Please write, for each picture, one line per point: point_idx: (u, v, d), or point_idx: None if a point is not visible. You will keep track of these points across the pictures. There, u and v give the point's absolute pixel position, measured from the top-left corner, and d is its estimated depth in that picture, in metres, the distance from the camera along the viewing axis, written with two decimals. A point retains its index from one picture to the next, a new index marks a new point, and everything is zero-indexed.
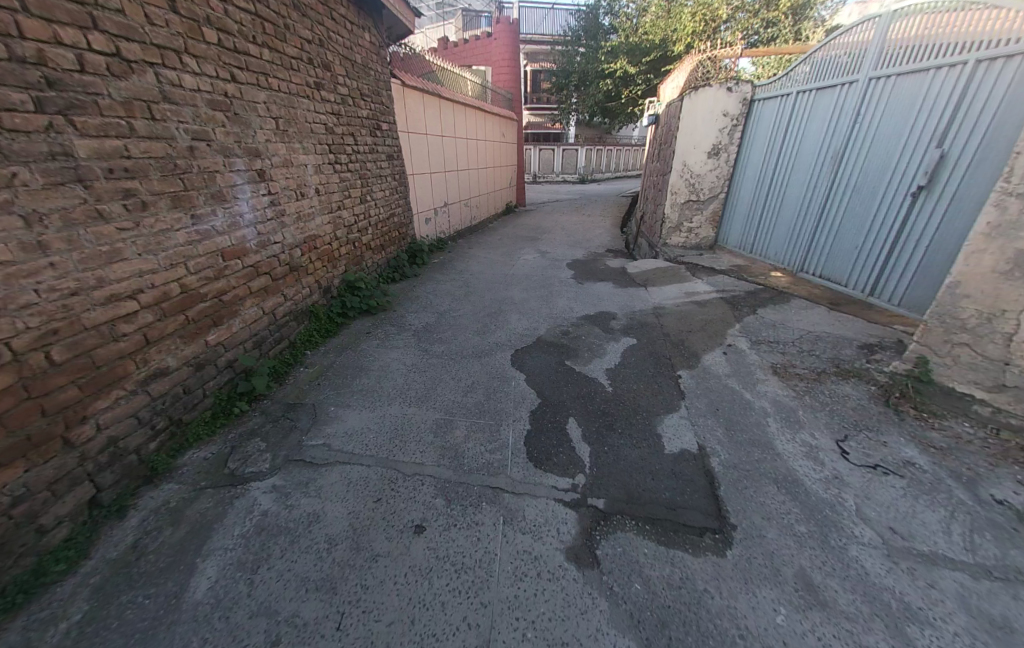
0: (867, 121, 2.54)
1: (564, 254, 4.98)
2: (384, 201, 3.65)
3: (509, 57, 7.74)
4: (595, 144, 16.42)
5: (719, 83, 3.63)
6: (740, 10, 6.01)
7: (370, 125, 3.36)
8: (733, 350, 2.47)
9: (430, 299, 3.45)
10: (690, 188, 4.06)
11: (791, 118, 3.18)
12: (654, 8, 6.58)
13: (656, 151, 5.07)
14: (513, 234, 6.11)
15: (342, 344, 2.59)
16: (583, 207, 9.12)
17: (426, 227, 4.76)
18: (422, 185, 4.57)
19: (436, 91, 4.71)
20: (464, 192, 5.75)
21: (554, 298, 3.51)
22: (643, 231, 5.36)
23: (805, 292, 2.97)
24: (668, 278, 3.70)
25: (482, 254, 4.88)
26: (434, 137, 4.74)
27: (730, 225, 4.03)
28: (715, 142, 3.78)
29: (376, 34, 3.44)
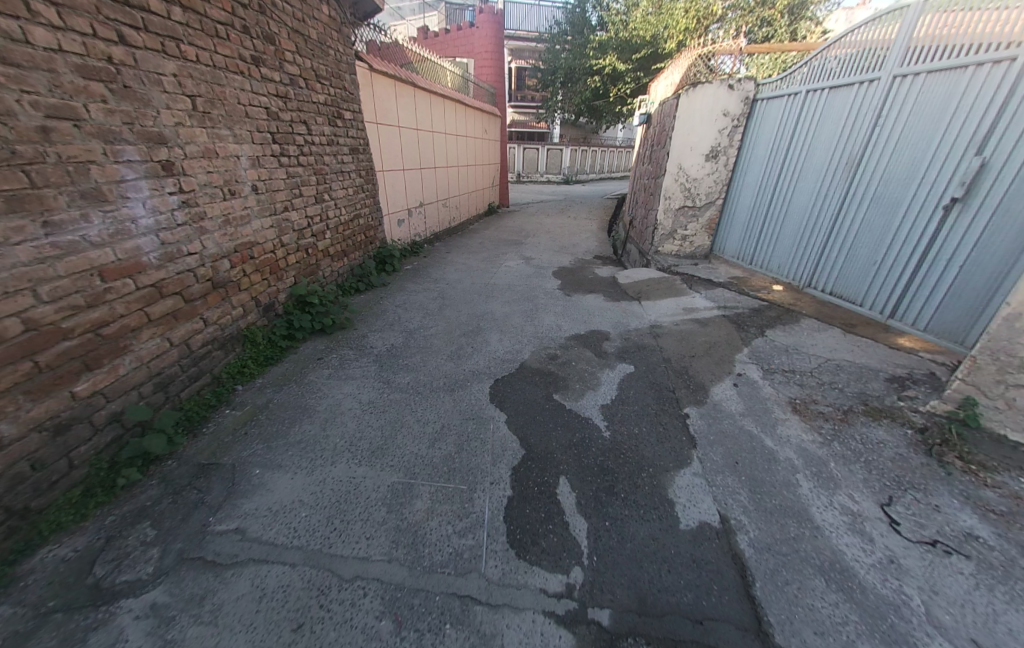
0: (889, 124, 2.28)
1: (550, 260, 4.62)
2: (346, 200, 3.17)
3: (493, 50, 7.31)
4: (580, 145, 16.19)
5: (719, 80, 3.33)
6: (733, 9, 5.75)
7: (328, 112, 2.86)
8: (744, 381, 2.16)
9: (398, 314, 3.01)
10: (685, 192, 3.76)
11: (801, 119, 2.90)
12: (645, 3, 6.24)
13: (648, 152, 4.76)
14: (495, 237, 5.70)
15: (283, 376, 2.12)
16: (569, 209, 8.80)
17: (399, 229, 4.29)
18: (395, 184, 4.11)
19: (413, 79, 4.23)
20: (442, 191, 5.30)
21: (540, 313, 3.13)
22: (633, 236, 5.05)
23: (814, 310, 2.71)
24: (664, 290, 3.38)
25: (460, 260, 4.45)
26: (409, 131, 4.27)
27: (729, 233, 3.76)
28: (714, 144, 3.50)
29: (337, 8, 2.95)
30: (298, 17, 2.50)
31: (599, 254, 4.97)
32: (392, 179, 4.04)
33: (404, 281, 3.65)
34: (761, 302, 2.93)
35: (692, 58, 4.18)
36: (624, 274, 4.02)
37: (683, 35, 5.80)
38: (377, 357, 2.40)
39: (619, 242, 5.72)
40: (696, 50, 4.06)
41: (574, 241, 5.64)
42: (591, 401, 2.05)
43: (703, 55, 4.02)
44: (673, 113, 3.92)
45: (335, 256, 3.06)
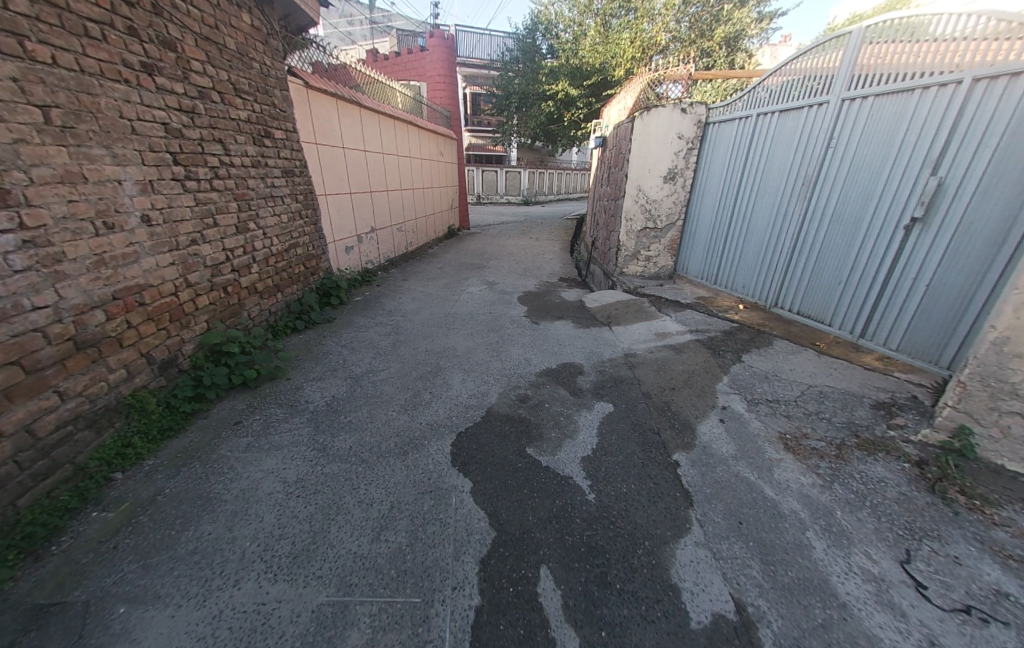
0: (842, 146, 2.31)
1: (513, 284, 4.39)
2: (279, 228, 2.77)
3: (445, 73, 7.23)
4: (537, 168, 16.58)
5: (672, 103, 3.32)
6: (674, 41, 6.06)
7: (252, 131, 2.48)
8: (730, 415, 1.99)
9: (342, 356, 2.60)
10: (646, 213, 3.72)
11: (753, 141, 2.94)
12: (592, 33, 6.44)
13: (605, 174, 4.75)
14: (455, 261, 5.42)
15: (184, 453, 1.67)
16: (530, 230, 8.76)
17: (347, 258, 3.90)
18: (341, 209, 3.74)
19: (360, 99, 3.95)
20: (396, 216, 4.97)
21: (506, 346, 2.85)
22: (596, 257, 4.97)
23: (784, 331, 2.66)
24: (634, 314, 3.24)
25: (418, 288, 4.11)
26: (357, 153, 3.95)
27: (690, 252, 3.74)
28: (671, 166, 3.49)
29: (264, 17, 2.62)
30: (211, 22, 2.14)
31: (564, 276, 4.83)
32: (338, 204, 3.68)
33: (353, 316, 3.25)
34: (732, 324, 2.85)
35: (643, 84, 4.24)
36: (592, 297, 3.87)
37: (630, 64, 6.00)
38: (312, 414, 1.99)
39: (583, 263, 5.64)
40: (647, 76, 4.13)
41: (538, 263, 5.49)
42: (569, 452, 1.77)
43: (654, 80, 4.08)
44: (628, 135, 3.90)
45: (265, 292, 2.63)
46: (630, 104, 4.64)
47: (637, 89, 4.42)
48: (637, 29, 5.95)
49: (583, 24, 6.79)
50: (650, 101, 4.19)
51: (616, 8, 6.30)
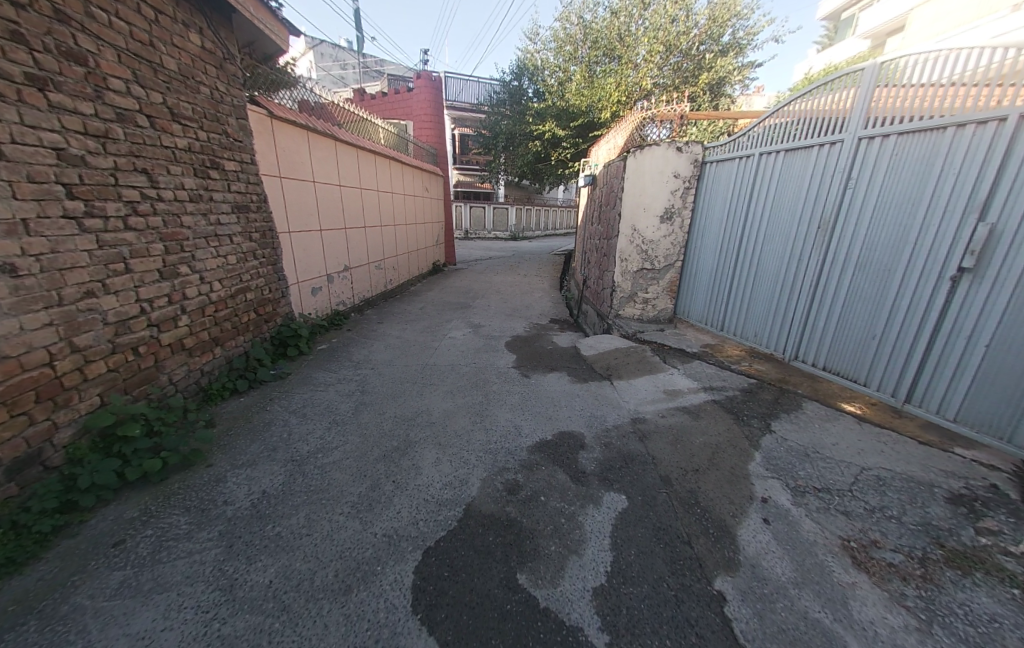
0: (862, 187, 2.09)
1: (500, 327, 4.01)
2: (223, 271, 2.36)
3: (432, 113, 7.22)
4: (524, 204, 16.83)
5: (667, 142, 3.15)
6: (659, 87, 6.14)
7: (193, 160, 2.13)
8: (774, 512, 1.56)
9: (287, 428, 2.10)
10: (644, 253, 3.45)
11: (757, 181, 2.74)
12: (576, 80, 6.37)
13: (596, 211, 4.54)
14: (438, 300, 5.02)
15: (16, 607, 1.11)
16: (518, 265, 8.55)
17: (314, 300, 3.46)
18: (309, 247, 3.36)
19: (336, 133, 3.69)
20: (374, 254, 4.61)
21: (492, 407, 2.40)
22: (589, 297, 4.66)
23: (811, 390, 2.32)
24: (637, 365, 2.86)
25: (393, 333, 3.66)
26: (330, 189, 3.63)
27: (691, 295, 3.46)
28: (668, 206, 3.26)
29: (219, 41, 2.34)
30: (142, 39, 1.83)
31: (555, 318, 4.48)
32: (305, 242, 3.30)
33: (311, 370, 2.76)
34: (752, 381, 2.49)
35: (633, 122, 4.14)
36: (586, 342, 3.50)
37: (615, 106, 6.01)
38: (227, 525, 1.47)
39: (574, 302, 5.33)
40: (637, 114, 4.02)
41: (527, 302, 5.15)
42: (576, 581, 1.27)
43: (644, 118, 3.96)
44: (620, 173, 3.72)
45: (196, 349, 2.16)
46: (620, 142, 4.54)
47: (627, 128, 4.33)
48: (622, 74, 5.98)
49: (566, 70, 6.70)
50: (640, 140, 4.07)
51: (600, 56, 6.34)
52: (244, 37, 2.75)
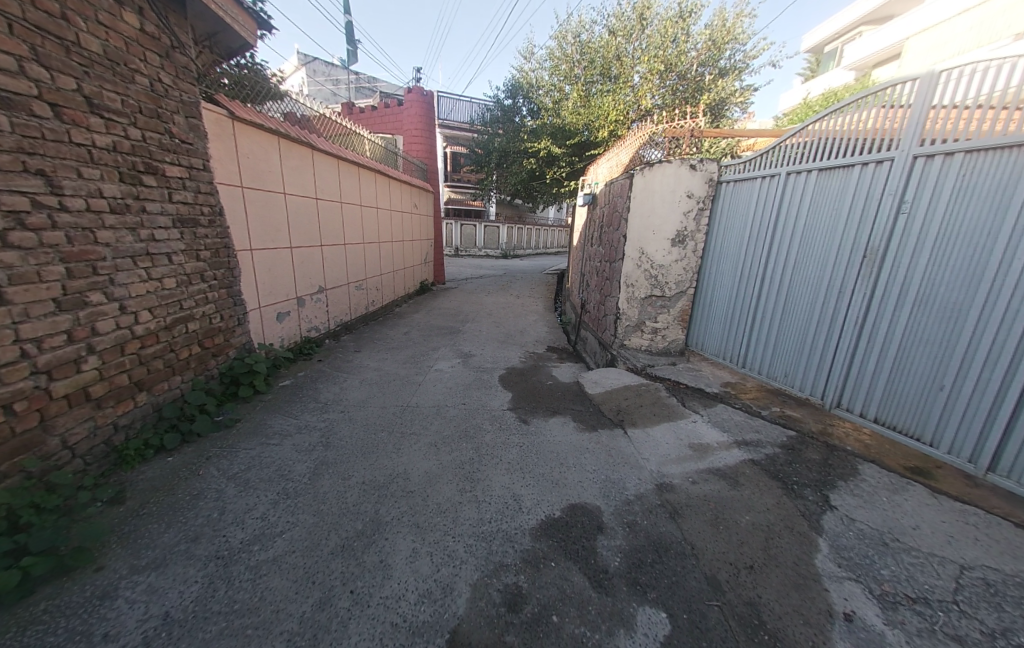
0: (919, 212, 1.81)
1: (493, 357, 3.59)
2: (155, 299, 1.91)
3: (423, 127, 6.96)
4: (516, 223, 16.73)
5: (679, 159, 2.87)
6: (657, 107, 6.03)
7: (119, 163, 1.71)
8: (865, 636, 1.14)
9: (218, 505, 1.62)
10: (653, 278, 3.12)
11: (783, 203, 2.46)
12: (572, 97, 6.27)
13: (597, 232, 4.24)
14: (424, 325, 4.58)
15: None
16: (510, 285, 8.21)
17: (280, 327, 3.02)
18: (275, 267, 2.93)
19: (314, 143, 3.33)
20: (354, 273, 4.19)
21: (483, 465, 1.95)
22: (589, 323, 4.31)
23: (862, 447, 1.97)
24: (653, 410, 2.46)
25: (370, 365, 3.20)
26: (303, 202, 3.23)
27: (706, 326, 3.14)
28: (680, 228, 2.96)
29: (167, 27, 1.96)
30: (49, 8, 1.43)
31: (552, 346, 4.08)
32: (271, 261, 2.88)
33: (265, 416, 2.29)
34: (791, 435, 2.12)
35: (637, 138, 3.86)
36: (590, 377, 3.11)
37: (613, 126, 5.82)
38: None
39: (571, 328, 4.95)
40: (641, 129, 3.75)
41: (520, 327, 4.76)
42: None
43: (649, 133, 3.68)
44: (625, 192, 3.43)
45: (107, 399, 1.70)
46: (624, 159, 4.27)
47: (631, 145, 4.06)
48: (621, 94, 5.81)
49: (562, 90, 6.56)
50: (644, 157, 3.79)
51: (596, 76, 6.18)
52: (203, 28, 2.38)
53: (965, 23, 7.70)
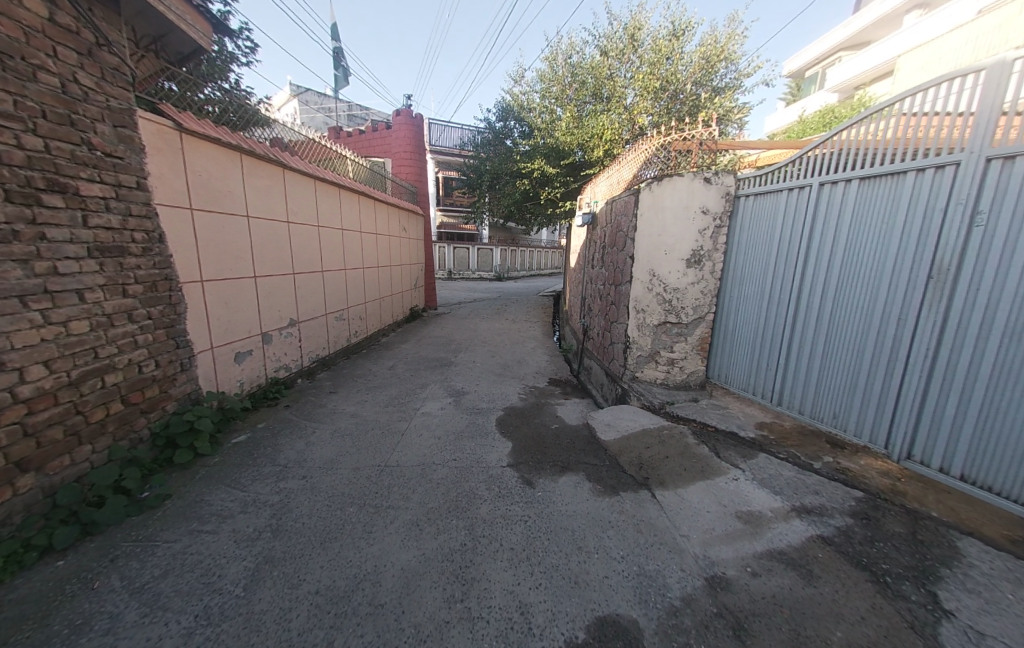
0: (1001, 223, 1.49)
1: (488, 395, 3.16)
2: (55, 349, 1.49)
3: (412, 150, 6.75)
4: (510, 246, 16.62)
5: (692, 172, 2.59)
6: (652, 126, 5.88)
7: (3, 178, 1.33)
8: None
9: (104, 641, 1.13)
10: (667, 303, 2.77)
11: (818, 217, 2.15)
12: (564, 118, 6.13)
13: (598, 253, 3.93)
14: (412, 357, 4.14)
15: None
16: (506, 309, 7.85)
17: (239, 370, 2.59)
18: (234, 300, 2.53)
19: (286, 162, 3.02)
20: (333, 303, 3.79)
21: (478, 553, 1.50)
22: (594, 351, 3.92)
23: (953, 515, 1.57)
24: (682, 462, 2.04)
25: (346, 411, 2.74)
26: (271, 226, 2.88)
27: (729, 356, 2.77)
28: (696, 247, 2.64)
29: (89, 20, 1.62)
30: None
31: (554, 378, 3.67)
32: (229, 293, 2.49)
33: (203, 490, 1.82)
34: (860, 498, 1.71)
35: (639, 151, 3.59)
36: (601, 417, 2.69)
37: (607, 145, 5.64)
38: None
39: (573, 356, 4.56)
40: (643, 142, 3.48)
41: (517, 356, 4.35)
42: None
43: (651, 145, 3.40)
44: (630, 210, 3.13)
45: None
46: (626, 175, 3.97)
47: (633, 159, 3.78)
48: (614, 113, 5.66)
49: (553, 112, 6.46)
50: (647, 171, 3.49)
51: (587, 96, 6.09)
52: (147, 30, 2.08)
53: (948, 41, 7.57)
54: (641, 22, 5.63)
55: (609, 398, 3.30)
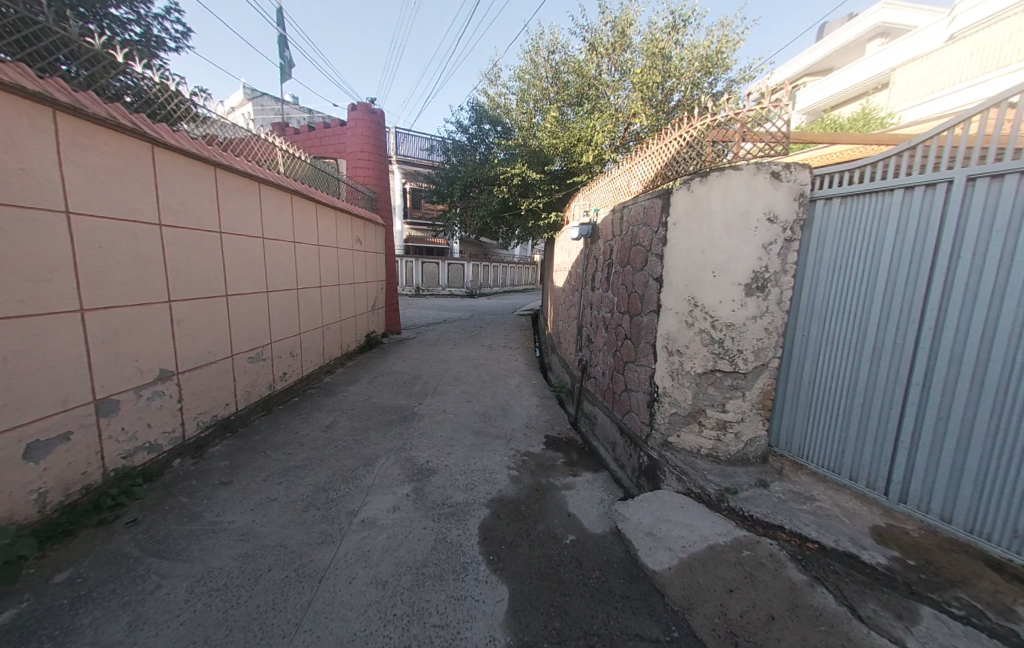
0: None
1: (465, 474, 2.19)
2: None
3: (372, 149, 5.76)
4: (482, 261, 15.77)
5: (753, 165, 1.85)
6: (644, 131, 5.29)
7: None
8: None
9: None
10: (717, 342, 1.98)
11: (962, 232, 1.42)
12: (547, 119, 5.39)
13: (600, 272, 3.13)
14: (360, 409, 3.08)
15: None
16: (480, 332, 6.89)
17: (35, 472, 1.49)
18: (29, 352, 1.47)
19: (162, 136, 2.03)
20: (245, 341, 2.72)
21: None
22: (599, 397, 3.06)
23: None
24: (804, 630, 1.20)
25: (233, 529, 1.66)
26: (127, 230, 1.86)
27: (804, 420, 2.01)
28: (758, 269, 1.89)
29: None
30: None
31: (552, 436, 2.76)
32: (14, 341, 1.43)
33: None
34: None
35: (663, 144, 2.71)
36: (635, 517, 1.81)
37: (598, 150, 4.96)
38: None
39: (569, 399, 3.67)
40: (665, 133, 2.67)
41: (500, 401, 3.41)
42: None
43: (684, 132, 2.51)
44: (653, 217, 2.35)
45: None
46: (643, 177, 3.09)
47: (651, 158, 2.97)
48: (604, 114, 5.00)
49: (534, 114, 5.74)
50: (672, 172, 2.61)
51: (572, 97, 5.43)
52: None
53: (949, 54, 7.71)
54: (632, 17, 5.06)
55: (630, 471, 2.43)
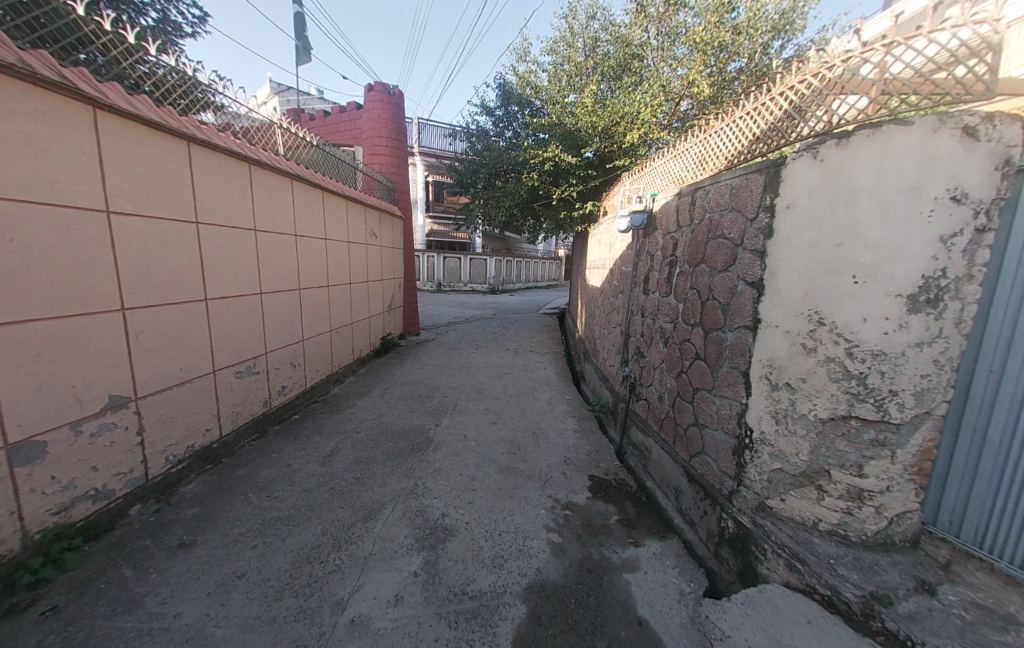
0: None
1: (490, 535, 1.68)
2: None
3: (390, 134, 5.29)
4: (505, 256, 15.24)
5: (931, 116, 1.21)
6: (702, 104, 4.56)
7: None
8: None
9: None
10: (856, 377, 1.37)
11: None
12: (586, 92, 4.70)
13: (657, 272, 2.53)
14: (367, 432, 2.62)
15: None
16: (504, 333, 6.38)
17: None
18: None
19: (108, 97, 1.58)
20: (231, 353, 2.30)
21: None
22: (654, 427, 2.48)
23: None
24: None
25: (176, 627, 1.21)
26: (57, 218, 1.43)
27: (993, 498, 1.35)
28: (933, 274, 1.25)
29: None
30: None
31: (597, 477, 2.21)
32: None
33: None
34: None
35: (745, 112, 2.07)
36: (741, 635, 1.25)
37: (644, 129, 4.32)
38: None
39: (611, 422, 3.11)
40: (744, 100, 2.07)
41: (530, 423, 2.88)
42: None
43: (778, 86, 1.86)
44: (744, 202, 1.74)
45: None
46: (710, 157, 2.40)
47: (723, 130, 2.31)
48: (653, 86, 4.32)
49: (568, 89, 5.06)
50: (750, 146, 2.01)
51: (614, 69, 4.76)
52: None
53: None
54: None
55: (703, 536, 1.87)
